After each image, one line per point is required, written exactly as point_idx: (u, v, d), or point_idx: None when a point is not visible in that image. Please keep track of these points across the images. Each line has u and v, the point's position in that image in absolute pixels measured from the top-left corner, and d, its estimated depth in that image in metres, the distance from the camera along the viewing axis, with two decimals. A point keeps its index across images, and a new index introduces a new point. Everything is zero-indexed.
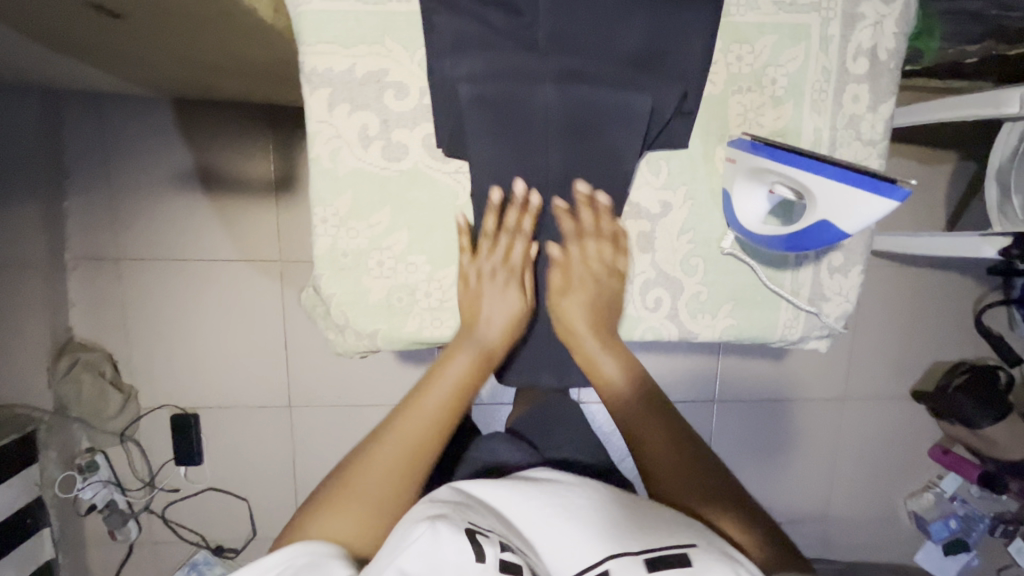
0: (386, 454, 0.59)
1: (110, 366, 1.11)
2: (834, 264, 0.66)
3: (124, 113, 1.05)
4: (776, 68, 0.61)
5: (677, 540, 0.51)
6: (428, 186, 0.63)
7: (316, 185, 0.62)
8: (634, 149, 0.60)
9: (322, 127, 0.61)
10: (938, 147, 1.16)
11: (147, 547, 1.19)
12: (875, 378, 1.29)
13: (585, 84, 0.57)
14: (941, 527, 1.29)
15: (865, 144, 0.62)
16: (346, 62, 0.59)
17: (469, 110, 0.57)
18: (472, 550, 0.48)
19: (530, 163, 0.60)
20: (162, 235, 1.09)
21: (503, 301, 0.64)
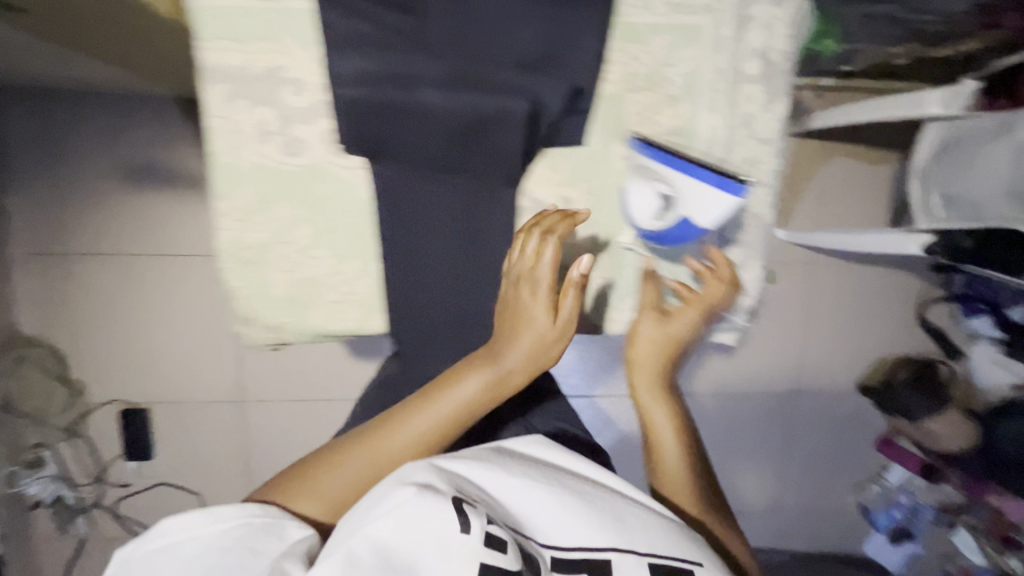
0: (367, 454, 0.53)
1: (56, 361, 1.11)
2: (733, 260, 0.72)
3: (74, 109, 1.05)
4: (672, 67, 0.63)
5: (652, 548, 0.49)
6: (331, 182, 0.64)
7: (217, 179, 0.62)
8: (522, 148, 0.62)
9: (221, 122, 0.61)
10: (879, 146, 1.19)
11: (97, 543, 1.18)
12: (822, 372, 1.31)
13: (470, 86, 0.58)
14: (885, 517, 1.33)
15: (760, 142, 0.65)
16: (243, 58, 0.60)
17: (356, 111, 0.59)
18: (459, 523, 0.44)
19: (422, 159, 0.61)
20: (108, 230, 1.09)
21: (532, 326, 0.62)
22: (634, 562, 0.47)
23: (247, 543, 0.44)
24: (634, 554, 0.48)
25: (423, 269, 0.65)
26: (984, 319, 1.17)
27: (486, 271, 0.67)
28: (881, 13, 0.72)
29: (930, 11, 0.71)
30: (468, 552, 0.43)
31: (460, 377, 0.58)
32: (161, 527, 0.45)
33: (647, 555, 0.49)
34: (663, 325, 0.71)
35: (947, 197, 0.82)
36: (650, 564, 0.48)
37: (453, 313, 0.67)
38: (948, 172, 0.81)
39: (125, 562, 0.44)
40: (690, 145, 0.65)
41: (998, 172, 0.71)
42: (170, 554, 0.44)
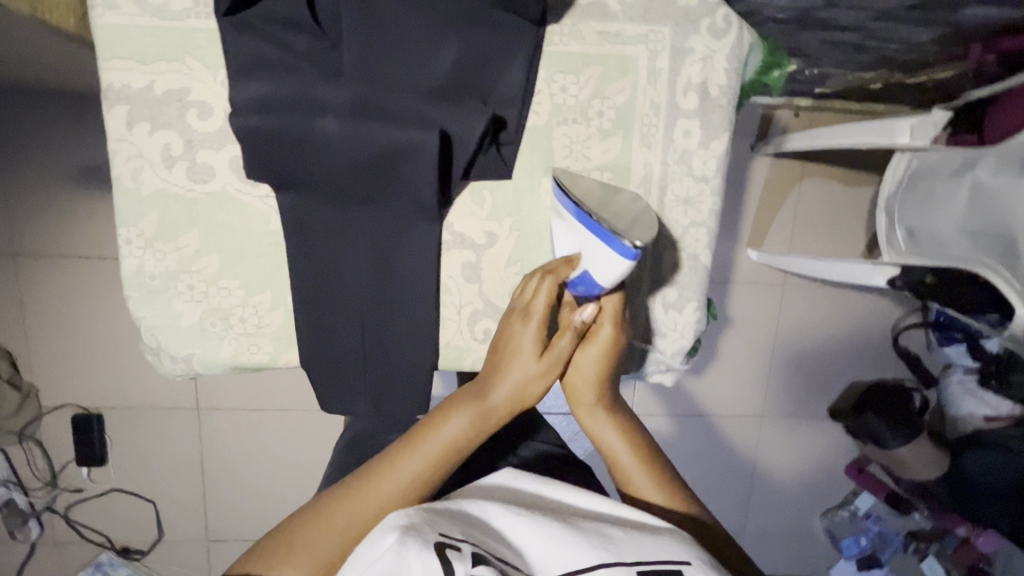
0: (346, 511, 0.49)
1: (7, 364, 1.08)
2: (669, 300, 0.65)
3: (8, 110, 1.00)
4: (602, 100, 0.60)
5: (641, 556, 0.46)
6: (237, 210, 0.61)
7: (119, 205, 0.61)
8: (435, 181, 0.57)
9: (121, 145, 0.59)
10: (855, 169, 1.16)
11: (50, 547, 1.17)
12: (792, 396, 1.29)
13: (374, 117, 0.54)
14: (851, 544, 1.32)
15: (697, 180, 0.62)
16: (144, 79, 0.57)
17: (252, 137, 0.55)
18: (440, 567, 0.41)
19: (330, 189, 0.58)
20: (63, 233, 1.06)
21: (520, 369, 0.57)
22: (624, 575, 0.44)
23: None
24: (622, 565, 0.45)
25: (338, 302, 0.63)
26: (959, 348, 1.16)
27: (404, 306, 0.63)
28: (845, 42, 0.68)
29: (897, 41, 0.67)
30: None
31: (440, 418, 0.56)
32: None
33: (637, 564, 0.45)
34: (597, 352, 0.60)
35: (910, 232, 0.80)
36: (640, 572, 0.45)
37: (370, 349, 0.65)
38: (911, 207, 0.79)
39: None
40: (623, 181, 0.62)
41: (957, 212, 0.71)
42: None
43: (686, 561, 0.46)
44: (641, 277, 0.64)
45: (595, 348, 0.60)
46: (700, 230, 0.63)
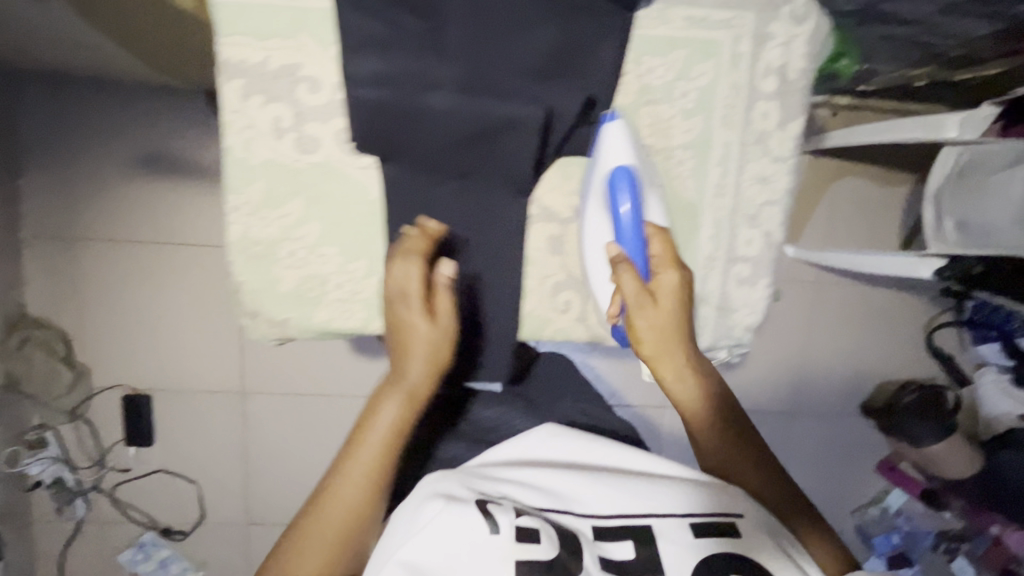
0: (316, 528, 0.54)
1: (64, 345, 1.12)
2: (742, 276, 0.69)
3: (82, 95, 1.04)
4: (685, 82, 0.63)
5: (682, 509, 0.55)
6: (344, 183, 0.65)
7: (229, 174, 0.63)
8: (533, 155, 0.63)
9: (235, 117, 0.62)
10: (893, 167, 1.18)
11: (95, 526, 1.19)
12: (827, 393, 1.30)
13: (479, 95, 0.59)
14: (883, 540, 1.32)
15: (775, 161, 0.66)
16: (260, 54, 0.60)
17: (368, 113, 0.60)
18: (486, 523, 0.50)
19: (433, 160, 0.63)
20: (115, 217, 1.08)
21: (414, 351, 0.61)
22: (673, 524, 0.53)
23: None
24: (674, 517, 0.54)
25: (437, 272, 0.68)
26: (994, 346, 1.16)
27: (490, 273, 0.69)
28: (901, 36, 0.71)
29: (954, 37, 0.70)
30: (503, 550, 0.49)
31: (371, 412, 0.59)
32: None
33: (686, 517, 0.54)
34: (665, 303, 0.63)
35: (960, 224, 0.82)
36: (691, 525, 0.53)
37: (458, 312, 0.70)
38: (961, 200, 0.81)
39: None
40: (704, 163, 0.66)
41: (1011, 202, 0.73)
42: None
43: (738, 514, 0.56)
44: (715, 254, 0.68)
45: (664, 308, 0.63)
46: (773, 209, 0.68)
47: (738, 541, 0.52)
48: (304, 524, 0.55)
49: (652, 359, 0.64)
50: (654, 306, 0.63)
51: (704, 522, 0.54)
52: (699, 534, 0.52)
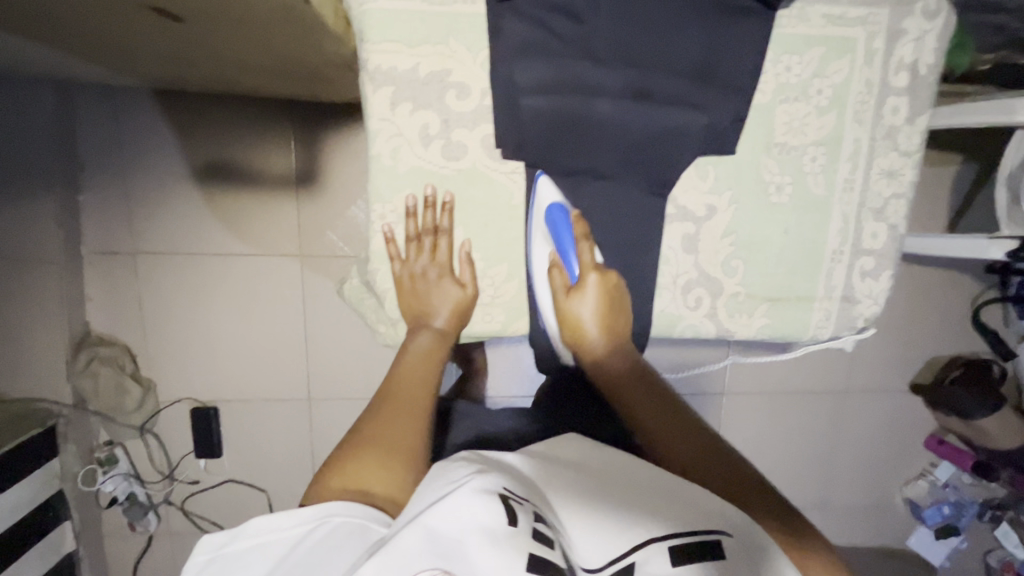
0: (378, 427, 0.59)
1: (130, 360, 1.11)
2: (866, 268, 0.71)
3: (141, 111, 1.04)
4: (822, 79, 0.66)
5: (671, 530, 0.49)
6: (486, 184, 0.68)
7: (375, 182, 0.67)
8: (683, 158, 0.66)
9: (383, 125, 0.64)
10: (944, 150, 1.20)
11: (167, 538, 1.20)
12: (876, 372, 1.33)
13: (643, 100, 0.63)
14: (934, 512, 1.36)
15: (901, 155, 0.68)
16: (410, 61, 0.63)
17: (531, 119, 0.64)
18: (505, 514, 0.48)
19: (585, 159, 0.66)
20: (176, 229, 1.09)
21: (443, 288, 0.70)
22: (655, 554, 0.47)
23: (335, 541, 0.48)
24: (654, 542, 0.48)
25: None
26: None
27: (641, 273, 0.71)
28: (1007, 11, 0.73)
29: None
30: (518, 540, 0.46)
31: (407, 344, 0.69)
32: (254, 525, 0.50)
33: (668, 540, 0.48)
34: (594, 301, 0.67)
35: None
36: (670, 548, 0.47)
37: None
38: None
39: (220, 556, 0.49)
40: (837, 154, 0.68)
41: None
42: (266, 550, 0.48)
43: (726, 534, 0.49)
44: (843, 246, 0.71)
45: (577, 297, 0.67)
46: (899, 201, 0.70)
47: (721, 564, 0.46)
48: (367, 437, 0.59)
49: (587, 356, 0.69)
50: (567, 295, 0.69)
51: (686, 545, 0.47)
52: (677, 562, 0.46)
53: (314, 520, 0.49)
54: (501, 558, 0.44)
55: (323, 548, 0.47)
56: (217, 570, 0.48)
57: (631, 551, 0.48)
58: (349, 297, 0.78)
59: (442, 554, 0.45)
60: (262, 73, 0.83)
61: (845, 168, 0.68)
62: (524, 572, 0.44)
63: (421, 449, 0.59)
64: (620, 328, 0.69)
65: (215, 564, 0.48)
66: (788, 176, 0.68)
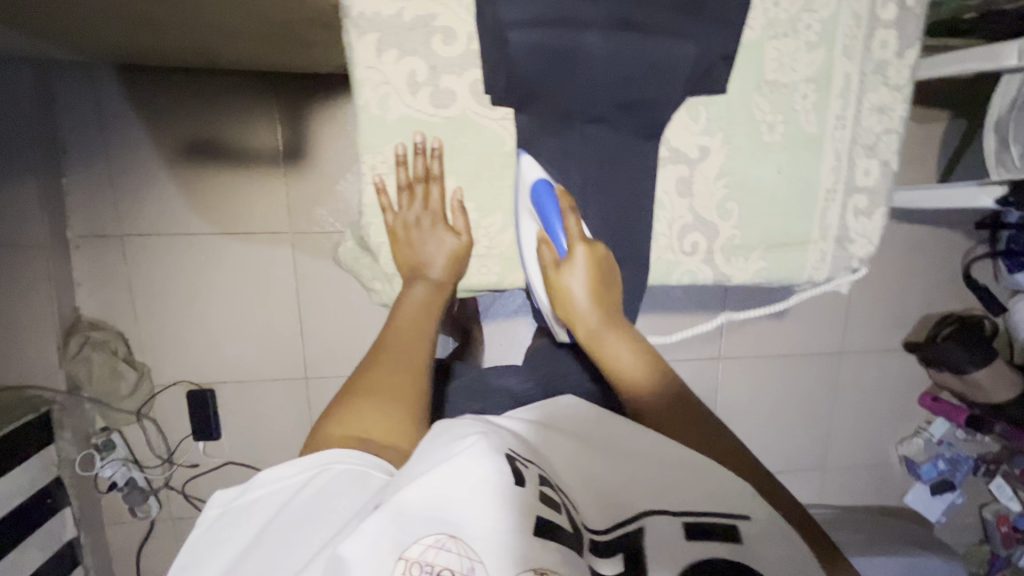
0: (374, 378, 0.58)
1: (122, 344, 1.10)
2: (859, 207, 0.72)
3: (122, 88, 1.02)
4: (811, 13, 0.65)
5: (682, 508, 0.50)
6: (476, 131, 0.68)
7: (364, 136, 0.66)
8: (675, 97, 0.65)
9: (371, 73, 0.63)
10: (933, 104, 1.19)
11: (169, 522, 1.20)
12: (870, 331, 1.34)
13: (629, 30, 0.61)
14: (930, 468, 1.38)
15: (891, 89, 0.69)
16: (394, 7, 0.62)
17: (519, 57, 0.61)
18: (513, 476, 0.47)
19: (577, 99, 0.64)
20: (163, 210, 1.07)
21: (437, 239, 0.69)
22: (668, 525, 0.48)
23: (338, 487, 0.47)
24: (667, 514, 0.49)
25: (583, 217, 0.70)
26: None
27: (635, 219, 0.70)
28: None
29: None
30: (525, 502, 0.45)
31: (403, 296, 0.68)
32: (262, 477, 0.49)
33: (680, 515, 0.49)
34: (585, 271, 0.65)
35: None
36: (683, 522, 0.48)
37: None
38: None
39: (231, 509, 0.48)
40: (828, 90, 0.68)
41: None
42: (271, 501, 0.48)
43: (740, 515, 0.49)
44: (836, 188, 0.71)
45: (569, 270, 0.65)
46: (891, 137, 0.70)
47: (734, 546, 0.46)
48: (364, 388, 0.58)
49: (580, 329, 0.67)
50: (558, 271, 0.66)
51: (704, 526, 0.47)
52: (688, 535, 0.47)
53: (317, 467, 0.49)
54: (508, 520, 0.44)
55: (327, 493, 0.46)
56: (227, 522, 0.48)
57: (637, 517, 0.49)
58: (344, 259, 0.77)
59: (448, 520, 0.44)
60: (241, 41, 0.81)
61: (835, 104, 0.68)
62: (531, 537, 0.43)
63: (421, 394, 0.59)
64: (615, 303, 0.67)
65: (226, 517, 0.48)
66: (780, 115, 0.68)
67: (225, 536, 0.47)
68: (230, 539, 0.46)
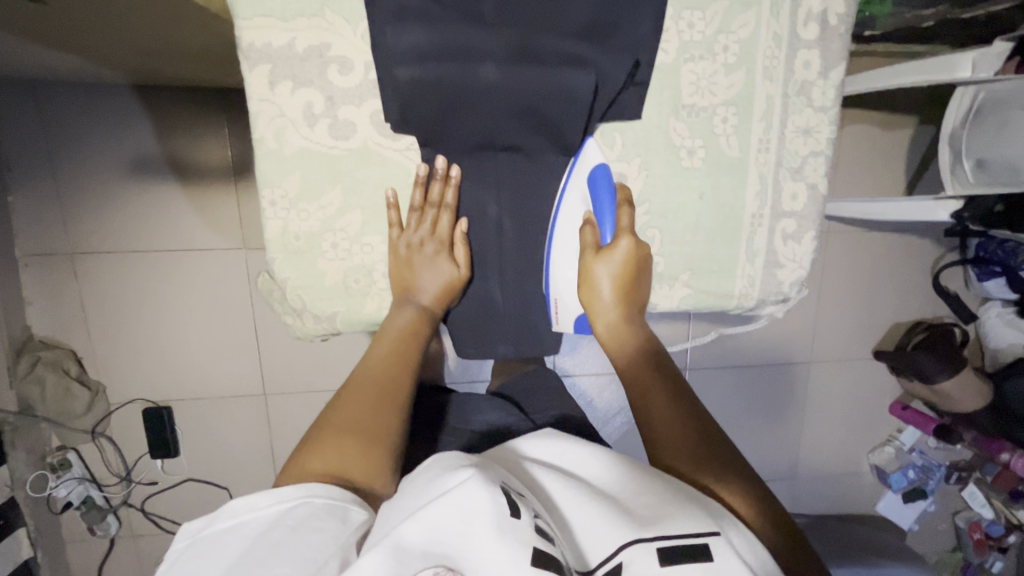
0: (355, 410, 0.58)
1: (74, 363, 1.08)
2: (788, 231, 0.70)
3: (63, 102, 1.00)
4: (727, 35, 0.64)
5: (661, 531, 0.45)
6: (379, 161, 0.66)
7: (263, 167, 0.64)
8: (582, 124, 0.63)
9: (265, 106, 0.62)
10: (896, 112, 1.17)
11: (130, 539, 1.20)
12: (837, 341, 1.33)
13: (531, 62, 0.60)
14: (900, 477, 1.36)
15: (817, 110, 0.67)
16: (286, 37, 0.60)
17: (410, 93, 0.60)
18: (507, 505, 0.45)
19: (479, 130, 0.63)
20: (110, 228, 1.05)
21: (437, 266, 0.69)
22: (644, 553, 0.44)
23: (316, 520, 0.46)
24: (643, 542, 0.44)
25: (488, 246, 0.72)
26: (999, 281, 1.21)
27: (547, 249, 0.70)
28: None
29: None
30: (521, 534, 0.43)
31: (390, 321, 0.67)
32: (231, 507, 0.48)
33: (657, 540, 0.44)
34: (619, 267, 0.67)
35: (981, 163, 0.83)
36: (660, 549, 0.44)
37: (512, 267, 0.72)
38: (978, 140, 0.83)
39: (197, 540, 0.47)
40: (749, 111, 0.66)
41: None
42: (243, 531, 0.47)
43: (714, 533, 0.45)
44: (763, 211, 0.69)
45: (604, 261, 0.67)
46: (819, 159, 0.68)
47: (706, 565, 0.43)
48: (341, 422, 0.57)
49: (601, 320, 0.69)
50: (593, 258, 0.68)
51: (677, 549, 0.44)
52: (666, 561, 0.43)
53: (294, 499, 0.48)
54: (505, 551, 0.42)
55: (304, 527, 0.46)
56: (193, 554, 0.46)
57: (620, 548, 0.45)
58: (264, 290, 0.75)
59: (442, 548, 0.43)
60: (176, 51, 0.78)
61: (756, 128, 0.67)
62: (529, 567, 0.41)
63: (395, 433, 0.58)
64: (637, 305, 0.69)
65: (192, 548, 0.47)
66: (699, 139, 0.67)
67: (191, 569, 0.45)
68: (194, 571, 0.45)
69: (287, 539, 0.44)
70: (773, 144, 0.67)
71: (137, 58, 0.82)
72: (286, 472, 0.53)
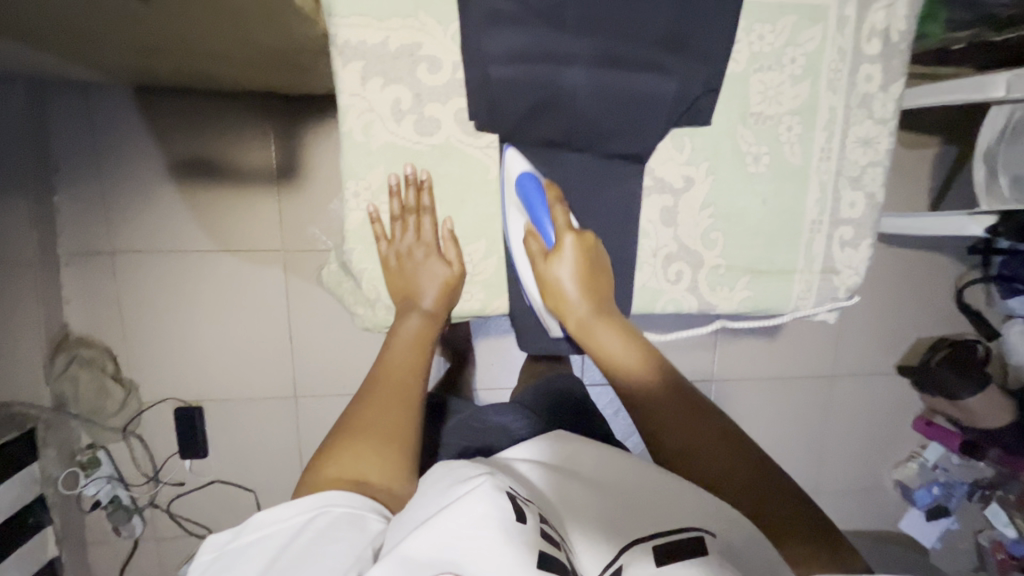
0: (372, 410, 0.58)
1: (110, 361, 1.10)
2: (845, 237, 0.73)
3: (116, 104, 1.03)
4: (795, 47, 0.67)
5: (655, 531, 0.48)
6: (459, 157, 0.69)
7: (349, 159, 0.67)
8: (660, 127, 0.66)
9: (355, 100, 0.64)
10: (925, 130, 1.21)
11: (153, 541, 1.19)
12: (864, 354, 1.34)
13: (614, 66, 0.62)
14: (924, 493, 1.38)
15: (877, 122, 0.70)
16: (380, 36, 0.63)
17: (502, 90, 0.62)
18: (510, 506, 0.46)
19: (562, 129, 0.66)
20: (154, 228, 1.07)
21: (434, 268, 0.70)
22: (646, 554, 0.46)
23: (335, 530, 0.47)
24: (642, 542, 0.47)
25: None
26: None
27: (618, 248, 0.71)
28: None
29: None
30: (526, 537, 0.43)
31: (398, 326, 0.68)
32: (256, 519, 0.49)
33: (652, 540, 0.47)
34: (573, 261, 0.66)
35: (1017, 178, 0.85)
36: (655, 547, 0.46)
37: None
38: (1014, 157, 0.85)
39: (224, 552, 0.48)
40: (812, 120, 0.69)
41: None
42: (268, 543, 0.47)
43: (709, 531, 0.47)
44: (821, 217, 0.72)
45: (562, 261, 0.66)
46: (876, 169, 0.71)
47: (702, 560, 0.44)
48: (358, 424, 0.57)
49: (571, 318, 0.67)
50: (546, 261, 0.67)
51: (670, 546, 0.46)
52: (662, 563, 0.44)
53: (312, 510, 0.49)
54: (511, 552, 0.41)
55: (324, 539, 0.46)
56: (217, 567, 0.47)
57: (618, 556, 0.47)
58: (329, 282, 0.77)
59: (442, 553, 0.42)
60: (236, 58, 0.80)
61: (819, 136, 0.70)
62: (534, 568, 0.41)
63: (409, 425, 0.59)
64: (604, 289, 0.68)
65: (217, 560, 0.47)
66: (764, 146, 0.69)
67: None
68: None
69: (310, 550, 0.45)
70: (834, 152, 0.70)
71: (182, 63, 0.84)
72: (311, 475, 0.53)
